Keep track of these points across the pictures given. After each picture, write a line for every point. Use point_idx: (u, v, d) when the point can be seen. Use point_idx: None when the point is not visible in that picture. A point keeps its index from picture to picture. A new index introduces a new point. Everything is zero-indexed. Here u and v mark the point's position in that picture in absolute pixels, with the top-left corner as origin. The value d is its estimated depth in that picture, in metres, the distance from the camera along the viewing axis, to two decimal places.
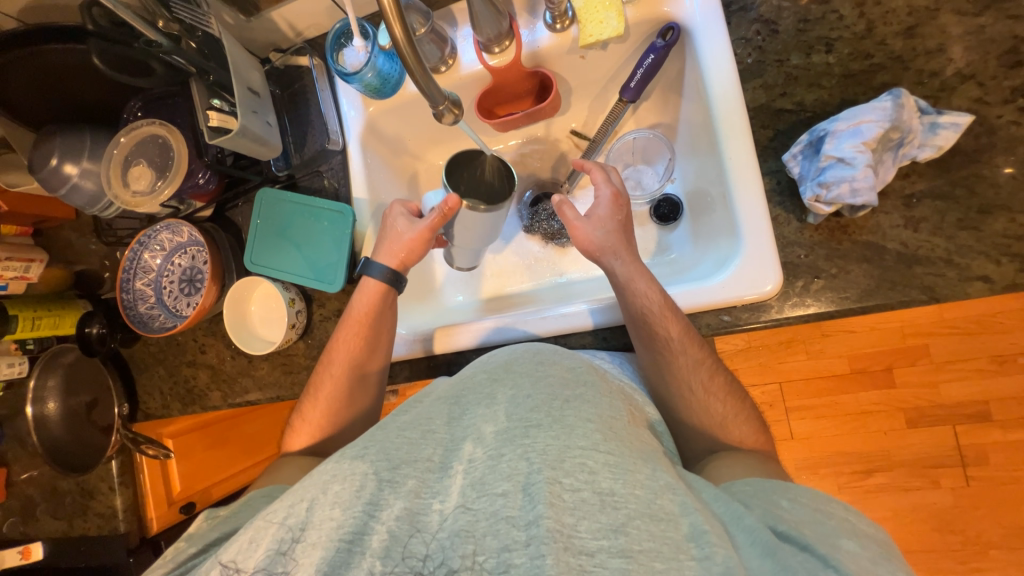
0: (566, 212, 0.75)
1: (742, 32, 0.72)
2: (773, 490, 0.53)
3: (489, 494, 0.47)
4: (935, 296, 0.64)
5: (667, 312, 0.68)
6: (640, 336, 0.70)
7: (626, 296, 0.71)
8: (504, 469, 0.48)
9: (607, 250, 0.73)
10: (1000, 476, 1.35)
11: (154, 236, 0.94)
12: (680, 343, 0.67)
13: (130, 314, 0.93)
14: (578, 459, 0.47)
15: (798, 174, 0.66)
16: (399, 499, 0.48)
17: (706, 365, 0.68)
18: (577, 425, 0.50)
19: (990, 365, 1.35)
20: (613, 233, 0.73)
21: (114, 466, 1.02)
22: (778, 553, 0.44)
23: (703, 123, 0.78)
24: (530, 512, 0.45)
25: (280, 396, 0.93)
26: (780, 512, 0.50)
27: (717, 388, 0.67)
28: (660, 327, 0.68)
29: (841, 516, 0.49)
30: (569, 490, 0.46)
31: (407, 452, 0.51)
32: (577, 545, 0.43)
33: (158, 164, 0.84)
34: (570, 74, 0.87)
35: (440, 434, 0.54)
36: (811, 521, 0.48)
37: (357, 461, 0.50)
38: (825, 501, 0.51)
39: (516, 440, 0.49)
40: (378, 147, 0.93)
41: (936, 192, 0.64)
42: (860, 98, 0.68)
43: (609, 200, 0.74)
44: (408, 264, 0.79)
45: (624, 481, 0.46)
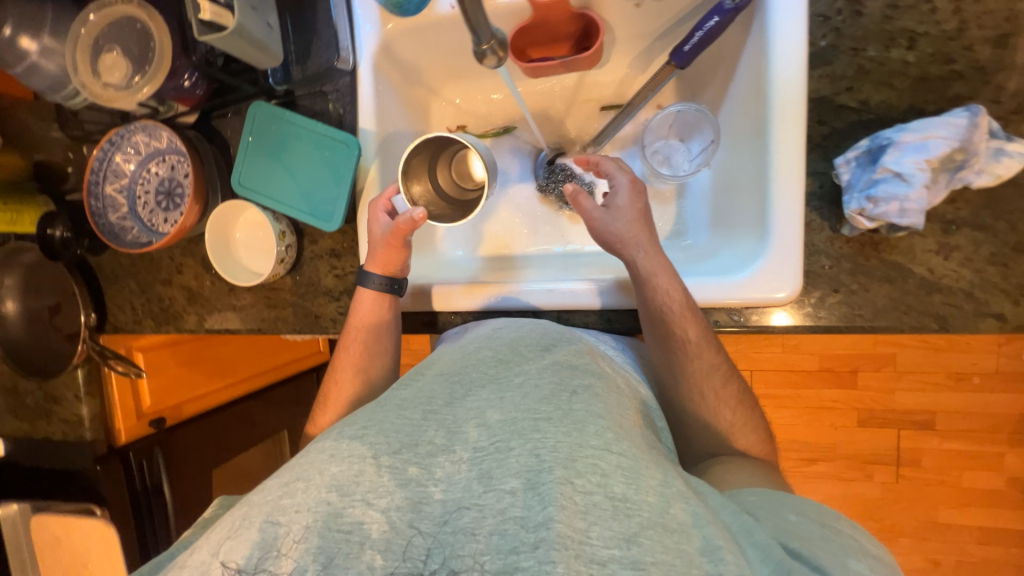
0: (582, 203, 0.71)
1: (821, 8, 0.65)
2: (782, 502, 0.53)
3: (495, 489, 0.46)
4: (946, 326, 0.63)
5: (687, 314, 0.65)
6: (656, 334, 0.67)
7: (646, 291, 0.67)
8: (512, 464, 0.47)
9: (628, 241, 0.69)
10: (927, 478, 1.46)
11: (127, 136, 0.84)
12: (696, 346, 0.66)
13: (99, 223, 0.85)
14: (591, 461, 0.46)
15: (845, 181, 0.62)
16: (400, 488, 0.46)
17: (721, 371, 0.67)
18: (588, 423, 0.48)
19: (947, 381, 1.43)
20: (633, 223, 0.70)
21: (80, 375, 0.98)
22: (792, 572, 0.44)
23: (750, 108, 0.71)
24: (538, 512, 0.43)
25: (260, 329, 0.89)
26: (788, 526, 0.49)
27: (729, 397, 0.67)
28: (679, 328, 0.65)
29: (848, 535, 0.50)
30: (580, 492, 0.44)
31: (409, 437, 0.49)
32: (588, 553, 0.42)
33: (135, 55, 0.72)
34: (616, 22, 0.79)
35: (441, 415, 0.52)
36: (819, 537, 0.49)
37: (356, 443, 0.49)
38: (833, 519, 0.52)
39: (524, 433, 0.48)
40: (391, 72, 0.82)
41: (977, 223, 0.62)
42: (929, 107, 0.63)
43: (627, 188, 0.71)
44: (389, 270, 0.76)
45: (637, 487, 0.45)
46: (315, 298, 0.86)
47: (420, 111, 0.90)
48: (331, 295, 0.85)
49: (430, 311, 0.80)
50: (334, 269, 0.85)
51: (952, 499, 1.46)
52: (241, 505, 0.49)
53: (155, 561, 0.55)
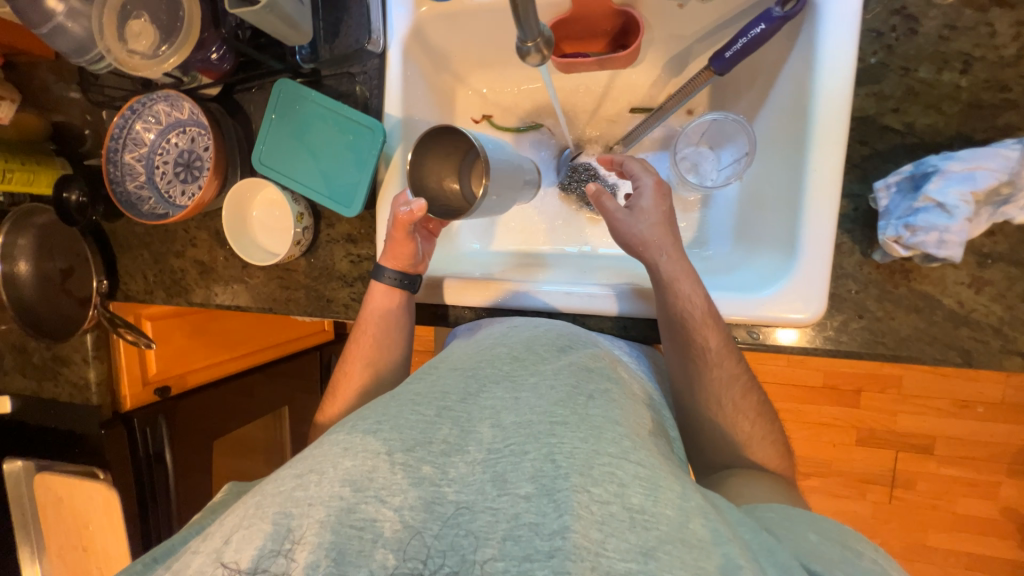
0: (605, 204, 0.70)
1: (874, 23, 0.62)
2: (802, 521, 0.50)
3: (509, 493, 0.44)
4: (970, 361, 0.62)
5: (708, 321, 0.64)
6: (675, 341, 0.66)
7: (668, 296, 0.65)
8: (527, 468, 0.45)
9: (651, 244, 0.67)
10: (920, 501, 1.46)
11: (149, 105, 0.82)
12: (716, 355, 0.64)
13: (117, 191, 0.83)
14: (608, 469, 0.44)
15: (883, 207, 0.60)
16: (413, 487, 0.45)
17: (741, 381, 0.66)
18: (605, 429, 0.47)
19: (951, 408, 1.41)
20: (658, 225, 0.68)
21: (88, 339, 0.99)
22: None
23: (788, 121, 0.69)
24: (553, 519, 0.42)
25: (271, 309, 0.88)
26: (809, 546, 0.46)
27: (747, 409, 0.66)
28: (699, 335, 0.64)
29: (873, 559, 0.46)
30: (597, 502, 0.43)
31: (423, 434, 0.49)
32: (604, 565, 0.39)
33: (163, 24, 0.71)
34: (656, 20, 0.76)
35: (456, 412, 0.51)
36: (843, 560, 0.45)
37: (371, 437, 0.48)
38: (857, 540, 0.48)
39: (539, 436, 0.47)
40: (420, 57, 0.80)
41: (1014, 258, 0.60)
42: (976, 135, 0.60)
43: (652, 190, 0.69)
44: (399, 262, 0.75)
45: (655, 498, 0.43)
46: (329, 282, 0.85)
47: (446, 99, 0.88)
48: (344, 280, 0.84)
49: (444, 305, 0.80)
50: (350, 255, 0.84)
51: (945, 524, 1.46)
52: (254, 495, 0.49)
53: (162, 547, 0.54)
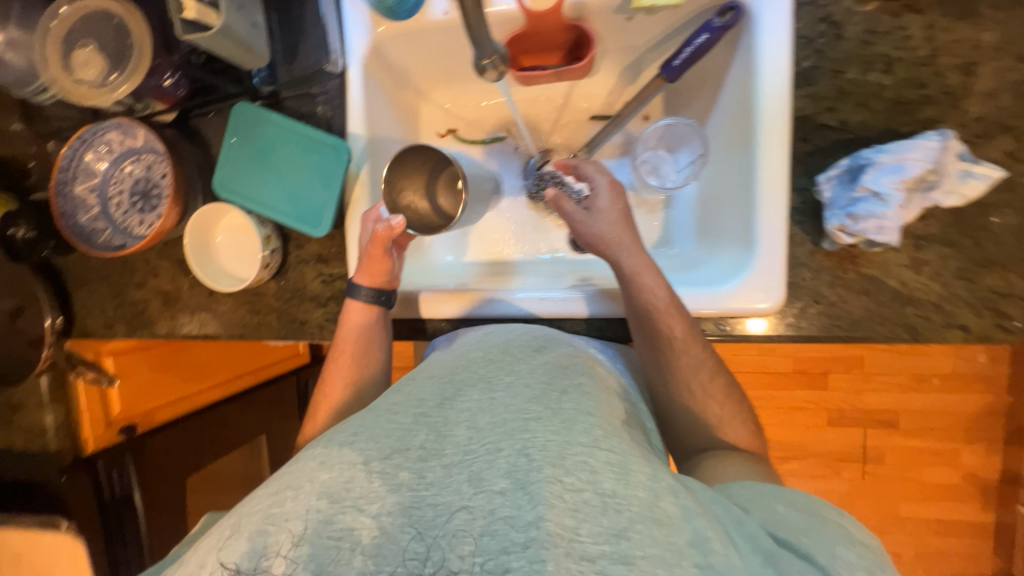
0: (563, 207, 0.73)
1: (804, 30, 0.67)
2: (769, 494, 0.52)
3: (485, 491, 0.44)
4: (917, 336, 0.67)
5: (672, 310, 0.67)
6: (642, 332, 0.69)
7: (632, 290, 0.68)
8: (501, 465, 0.46)
9: (611, 242, 0.70)
10: (891, 474, 1.54)
11: (100, 134, 0.80)
12: (682, 343, 0.67)
13: (68, 224, 0.80)
14: (579, 458, 0.45)
15: (828, 198, 0.65)
16: (390, 492, 0.45)
17: (709, 366, 0.68)
18: (577, 420, 0.48)
19: (909, 382, 1.50)
20: (616, 224, 0.71)
21: (43, 384, 0.95)
22: (780, 563, 0.43)
23: (736, 122, 0.73)
24: (528, 512, 0.43)
25: (242, 335, 0.86)
26: (777, 516, 0.49)
27: (716, 391, 0.68)
28: (664, 324, 0.67)
29: (838, 523, 0.49)
30: (570, 490, 0.44)
31: (400, 441, 0.49)
32: (578, 550, 0.41)
33: (111, 51, 0.69)
34: (607, 34, 0.79)
35: (433, 418, 0.50)
36: (809, 527, 0.48)
37: (347, 449, 0.49)
38: (821, 506, 0.51)
39: (513, 432, 0.47)
40: (381, 75, 0.81)
41: (946, 239, 0.65)
42: (903, 129, 0.66)
43: (607, 190, 0.72)
44: (378, 281, 0.75)
45: (626, 482, 0.44)
46: (301, 303, 0.84)
47: (410, 115, 0.89)
48: (318, 301, 0.83)
49: (420, 318, 0.80)
50: (321, 275, 0.83)
51: (914, 493, 1.54)
52: (233, 514, 0.49)
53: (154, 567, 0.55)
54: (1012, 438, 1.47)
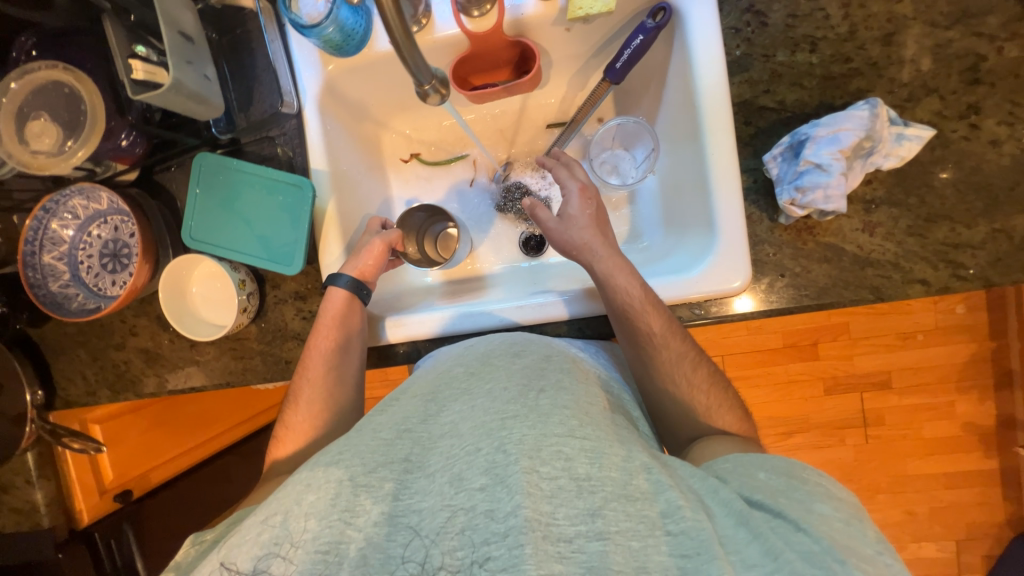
0: (538, 215, 0.76)
1: (732, 22, 0.71)
2: (751, 463, 0.53)
3: (466, 490, 0.46)
4: (881, 296, 0.69)
5: (649, 307, 0.68)
6: (624, 331, 0.69)
7: (607, 291, 0.70)
8: (481, 463, 0.47)
9: (584, 248, 0.72)
10: (893, 434, 1.56)
11: (63, 202, 0.80)
12: (662, 338, 0.68)
13: (39, 294, 0.80)
14: (555, 447, 0.47)
15: (776, 175, 0.68)
16: (377, 503, 0.47)
17: (690, 357, 0.69)
18: (553, 413, 0.50)
19: (897, 342, 1.53)
20: (587, 228, 0.73)
21: (29, 459, 0.91)
22: (751, 520, 0.46)
23: (683, 115, 0.76)
24: (507, 503, 0.44)
25: (229, 382, 0.86)
26: (755, 482, 0.50)
27: (701, 381, 0.68)
28: (642, 321, 0.68)
29: (816, 482, 0.50)
30: (546, 478, 0.46)
31: (385, 454, 0.50)
32: (555, 532, 0.44)
33: (65, 119, 0.70)
34: (552, 46, 0.81)
35: (417, 433, 0.53)
36: (786, 489, 0.49)
37: (333, 468, 0.48)
38: (799, 470, 0.51)
39: (492, 432, 0.49)
40: (338, 111, 0.82)
41: (892, 200, 0.68)
42: (836, 101, 0.69)
43: (578, 194, 0.74)
44: (368, 278, 0.77)
45: (600, 464, 0.47)
46: (284, 343, 0.84)
47: (373, 146, 0.91)
48: (300, 338, 0.83)
49: (403, 343, 0.80)
50: (301, 312, 0.83)
51: (917, 450, 1.56)
52: (218, 550, 0.47)
53: None
54: (1000, 383, 1.51)
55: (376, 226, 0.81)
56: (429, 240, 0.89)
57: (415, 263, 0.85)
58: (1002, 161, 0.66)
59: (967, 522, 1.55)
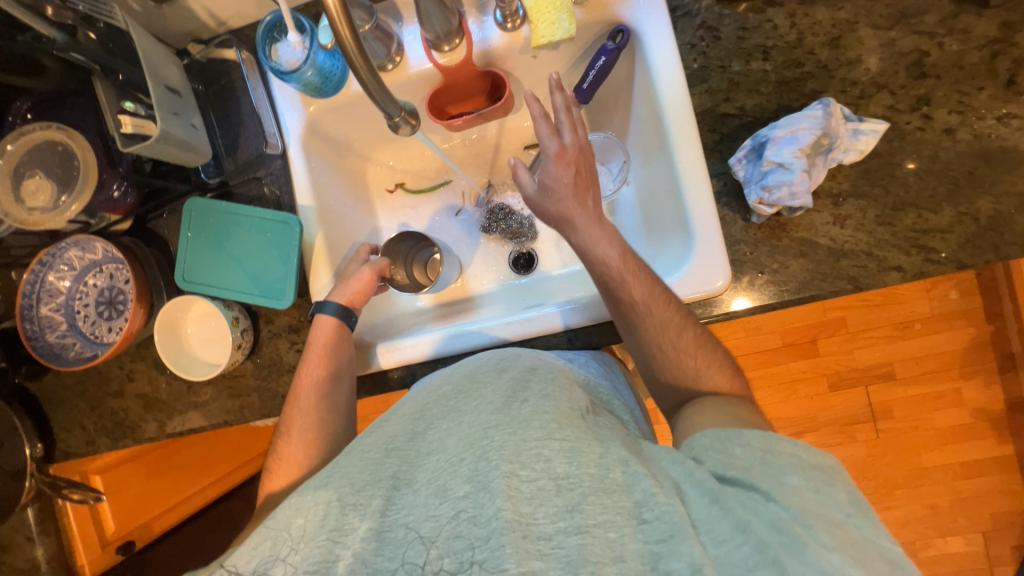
0: (521, 176, 0.72)
1: (687, 38, 0.75)
2: (727, 437, 0.51)
3: (450, 499, 0.47)
4: (859, 285, 0.71)
5: (630, 275, 0.66)
6: (608, 299, 0.68)
7: (589, 262, 0.69)
8: (464, 472, 0.48)
9: (563, 217, 0.69)
10: (903, 426, 1.54)
11: (60, 254, 0.82)
12: (645, 305, 0.65)
13: (37, 345, 0.81)
14: (535, 450, 0.48)
15: (743, 177, 0.71)
16: (364, 520, 0.48)
17: (677, 321, 0.65)
18: (533, 418, 0.51)
19: (893, 332, 1.54)
20: (567, 193, 0.69)
21: (30, 514, 0.91)
22: (721, 498, 0.45)
23: (651, 126, 0.79)
24: (489, 507, 0.45)
25: (227, 421, 0.86)
26: (726, 458, 0.49)
27: (688, 343, 0.65)
28: (623, 290, 0.66)
29: (791, 453, 0.49)
30: (526, 480, 0.47)
31: (371, 473, 0.51)
32: (535, 531, 0.44)
33: (60, 175, 0.73)
34: (521, 73, 0.86)
35: (405, 450, 0.54)
36: (759, 464, 0.48)
37: (321, 490, 0.50)
38: (775, 441, 0.50)
39: (476, 442, 0.50)
40: (321, 149, 0.86)
41: (858, 192, 0.71)
42: (794, 104, 0.73)
43: (556, 156, 0.68)
44: (356, 304, 0.78)
45: (578, 463, 0.48)
46: (280, 377, 0.85)
47: (358, 179, 0.94)
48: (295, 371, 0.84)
49: (396, 367, 0.81)
50: (294, 344, 0.84)
51: (929, 441, 1.54)
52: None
53: None
54: (1003, 366, 1.50)
55: (364, 253, 0.82)
56: (417, 265, 0.90)
57: (403, 288, 0.87)
58: (958, 147, 0.69)
59: (990, 512, 1.52)
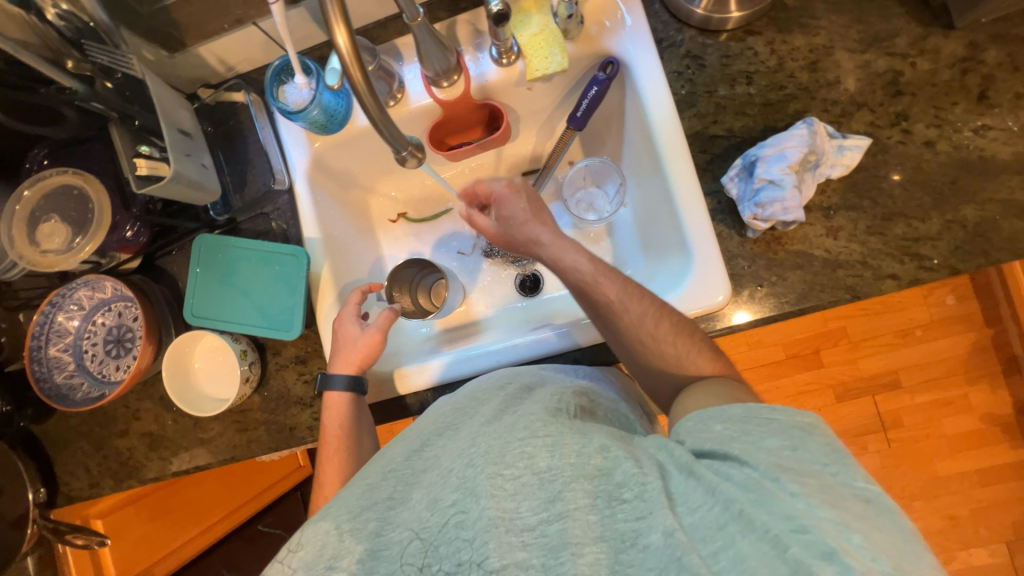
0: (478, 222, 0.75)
1: (673, 66, 0.80)
2: (708, 415, 0.51)
3: (439, 510, 0.46)
4: (857, 294, 0.72)
5: (600, 276, 0.68)
6: (585, 305, 0.70)
7: (560, 273, 0.71)
8: (453, 482, 0.48)
9: (528, 241, 0.73)
10: (913, 435, 1.53)
11: (69, 295, 0.83)
12: (620, 303, 0.66)
13: (44, 387, 0.82)
14: (519, 449, 0.48)
15: (736, 194, 0.73)
16: (360, 542, 0.47)
17: (653, 313, 0.66)
18: (517, 421, 0.51)
19: (894, 339, 1.54)
20: (526, 220, 0.72)
21: (29, 565, 0.92)
22: (695, 470, 0.45)
23: (644, 149, 0.83)
24: (474, 509, 0.45)
25: (234, 457, 0.85)
26: (701, 432, 0.50)
27: (667, 333, 0.65)
28: (597, 292, 0.67)
29: (770, 417, 0.49)
30: (510, 479, 0.46)
31: (368, 497, 0.51)
32: (519, 525, 0.44)
33: (75, 219, 0.75)
34: (517, 105, 0.90)
35: (401, 470, 0.53)
36: (740, 435, 0.48)
37: (320, 521, 0.49)
38: (756, 409, 0.50)
39: (463, 451, 0.50)
40: (326, 183, 0.89)
41: (848, 205, 0.73)
42: (779, 124, 0.76)
43: (507, 191, 0.73)
44: (366, 367, 0.78)
45: (560, 454, 0.47)
46: (288, 409, 0.84)
47: (362, 210, 0.97)
48: (303, 403, 0.84)
49: (404, 395, 0.81)
50: (302, 375, 0.85)
51: (941, 449, 1.52)
52: None
53: None
54: (1006, 369, 1.50)
55: (357, 304, 0.79)
56: (422, 292, 0.92)
57: (411, 315, 0.88)
58: (939, 159, 0.72)
59: (1011, 521, 1.48)
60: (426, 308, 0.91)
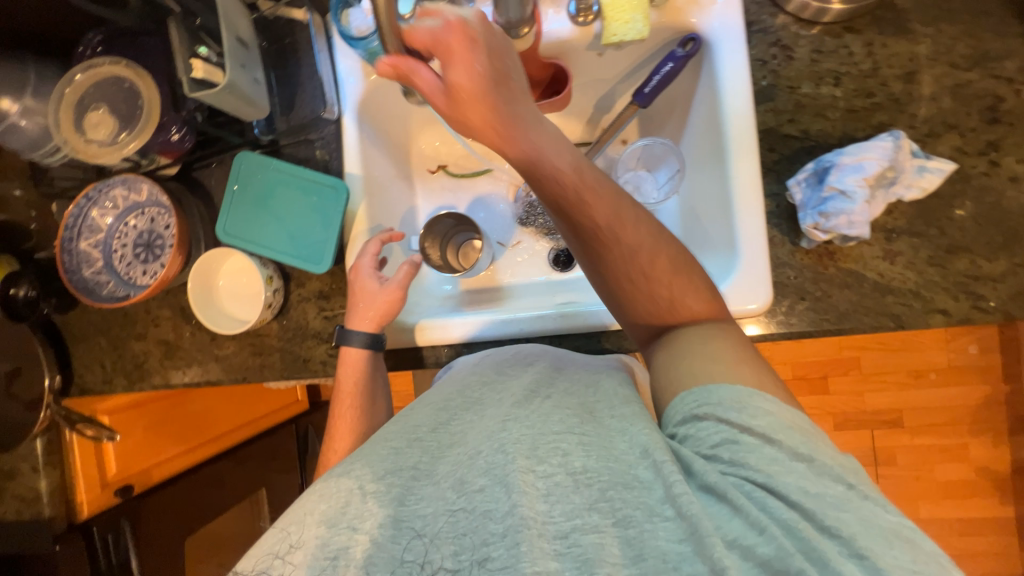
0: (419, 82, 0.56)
1: (759, 54, 0.75)
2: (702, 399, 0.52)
3: (467, 493, 0.47)
4: (901, 323, 0.70)
5: (586, 194, 0.58)
6: (569, 226, 0.61)
7: (535, 180, 0.58)
8: (481, 465, 0.48)
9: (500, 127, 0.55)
10: (904, 474, 1.53)
11: (105, 191, 0.83)
12: (610, 229, 0.59)
13: (73, 278, 0.82)
14: (553, 444, 0.48)
15: (800, 200, 0.70)
16: (382, 507, 0.47)
17: (648, 249, 0.60)
18: (552, 413, 0.51)
19: (908, 378, 1.52)
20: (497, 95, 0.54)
21: (38, 445, 0.93)
22: (726, 493, 0.45)
23: (708, 138, 0.79)
24: (505, 503, 0.45)
25: (246, 378, 0.87)
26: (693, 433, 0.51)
27: (660, 273, 0.60)
28: (586, 213, 0.58)
29: (763, 408, 0.49)
30: (543, 476, 0.46)
31: (392, 462, 0.50)
32: (552, 530, 0.44)
33: (122, 113, 0.74)
34: (583, 70, 0.85)
35: (428, 442, 0.52)
36: (727, 441, 0.48)
37: (344, 478, 0.49)
38: (748, 396, 0.50)
39: (493, 434, 0.50)
40: (374, 120, 0.86)
41: (913, 230, 0.70)
42: (858, 134, 0.72)
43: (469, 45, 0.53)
44: (385, 324, 0.78)
45: (596, 457, 0.48)
46: (304, 341, 0.85)
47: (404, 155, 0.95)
48: (320, 337, 0.84)
49: (421, 347, 0.81)
50: (323, 312, 0.84)
51: (928, 493, 1.52)
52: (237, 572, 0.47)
53: None
54: (1014, 428, 1.48)
55: (375, 253, 0.78)
56: (451, 249, 0.91)
57: (438, 268, 0.87)
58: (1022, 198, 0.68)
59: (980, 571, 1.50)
60: (454, 266, 0.90)
